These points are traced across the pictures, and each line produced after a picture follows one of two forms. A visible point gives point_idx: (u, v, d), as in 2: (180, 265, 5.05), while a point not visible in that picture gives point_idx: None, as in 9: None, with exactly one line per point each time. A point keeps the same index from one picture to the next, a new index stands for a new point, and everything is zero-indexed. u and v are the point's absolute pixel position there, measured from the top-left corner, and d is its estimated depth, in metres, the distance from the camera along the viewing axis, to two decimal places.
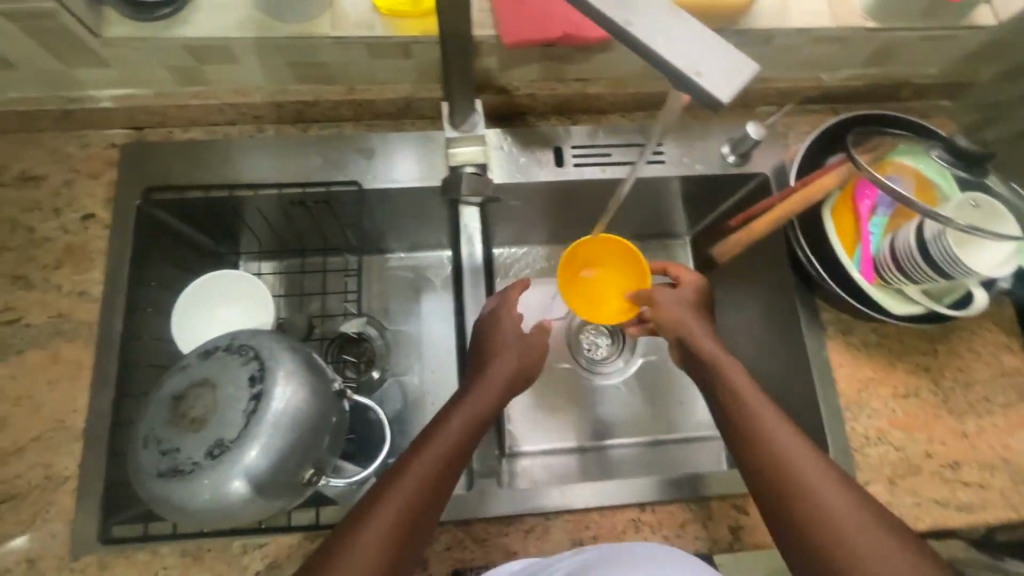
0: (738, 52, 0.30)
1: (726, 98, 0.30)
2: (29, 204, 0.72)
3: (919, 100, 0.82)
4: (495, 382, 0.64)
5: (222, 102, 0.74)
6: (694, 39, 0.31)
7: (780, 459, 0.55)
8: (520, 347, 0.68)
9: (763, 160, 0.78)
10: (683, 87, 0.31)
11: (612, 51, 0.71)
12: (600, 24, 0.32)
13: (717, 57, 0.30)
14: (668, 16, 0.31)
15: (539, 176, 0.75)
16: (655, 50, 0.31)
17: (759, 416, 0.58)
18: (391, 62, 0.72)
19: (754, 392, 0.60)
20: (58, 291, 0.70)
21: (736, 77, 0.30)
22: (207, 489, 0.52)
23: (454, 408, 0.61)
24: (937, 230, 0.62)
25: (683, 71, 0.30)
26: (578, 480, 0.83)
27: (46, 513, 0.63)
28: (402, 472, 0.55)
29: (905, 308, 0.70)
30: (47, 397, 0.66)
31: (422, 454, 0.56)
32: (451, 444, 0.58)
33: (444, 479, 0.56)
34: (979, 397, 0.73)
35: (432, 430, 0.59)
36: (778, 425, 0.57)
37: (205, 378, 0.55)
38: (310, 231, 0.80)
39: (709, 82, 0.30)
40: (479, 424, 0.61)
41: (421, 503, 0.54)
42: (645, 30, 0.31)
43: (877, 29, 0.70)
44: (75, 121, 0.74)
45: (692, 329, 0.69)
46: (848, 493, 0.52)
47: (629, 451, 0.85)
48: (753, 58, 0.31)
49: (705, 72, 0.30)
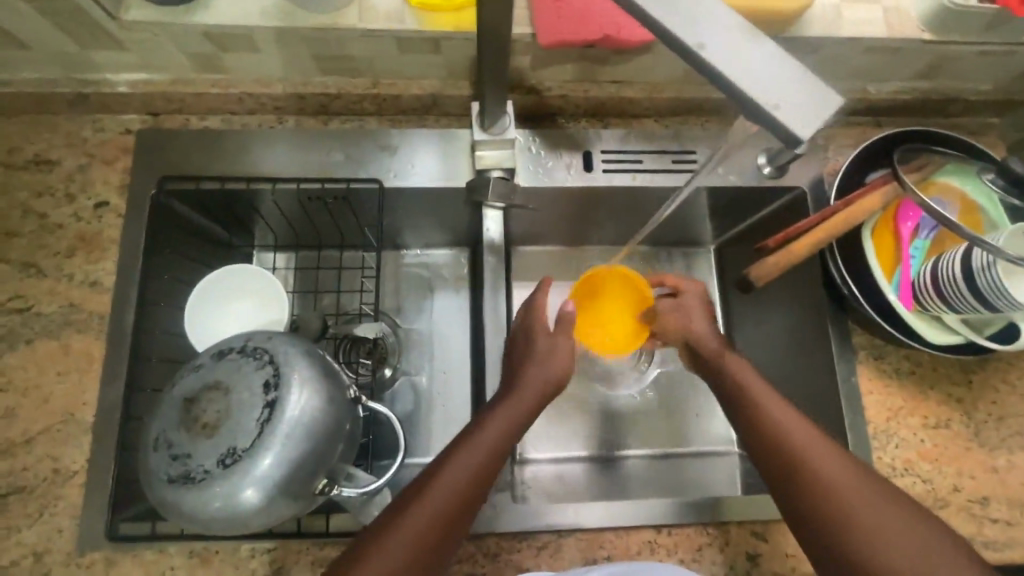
0: (817, 83, 0.30)
1: (804, 135, 0.29)
2: (42, 189, 0.71)
3: (969, 117, 0.78)
4: (524, 398, 0.61)
5: (242, 91, 0.72)
6: (771, 66, 0.30)
7: (796, 452, 0.54)
8: (544, 358, 0.64)
9: (800, 173, 0.75)
10: (757, 118, 0.30)
11: (652, 53, 0.68)
12: (664, 43, 0.31)
13: (797, 89, 0.30)
14: (741, 37, 0.30)
15: (568, 181, 0.72)
16: (729, 76, 0.30)
17: (766, 410, 0.57)
18: (419, 58, 0.70)
19: (760, 386, 0.59)
20: (70, 280, 0.69)
21: (818, 112, 0.29)
22: (219, 497, 0.51)
23: (478, 428, 0.58)
24: (987, 260, 0.59)
25: (760, 103, 0.29)
26: (593, 491, 0.81)
27: (53, 507, 0.62)
28: (441, 470, 0.54)
29: (943, 337, 0.68)
30: (57, 389, 0.65)
31: (460, 452, 0.55)
32: (474, 468, 0.54)
33: (472, 495, 0.54)
34: (1013, 432, 0.70)
35: (452, 450, 0.56)
36: (796, 427, 0.55)
37: (218, 382, 0.53)
38: (327, 226, 0.78)
39: (787, 117, 0.29)
40: (504, 446, 0.57)
41: (439, 532, 0.51)
42: (718, 53, 0.30)
43: (933, 42, 0.66)
44: (90, 104, 0.72)
45: (696, 327, 0.67)
46: (865, 480, 0.51)
47: (646, 463, 0.84)
48: (833, 91, 0.30)
49: (782, 103, 0.29)
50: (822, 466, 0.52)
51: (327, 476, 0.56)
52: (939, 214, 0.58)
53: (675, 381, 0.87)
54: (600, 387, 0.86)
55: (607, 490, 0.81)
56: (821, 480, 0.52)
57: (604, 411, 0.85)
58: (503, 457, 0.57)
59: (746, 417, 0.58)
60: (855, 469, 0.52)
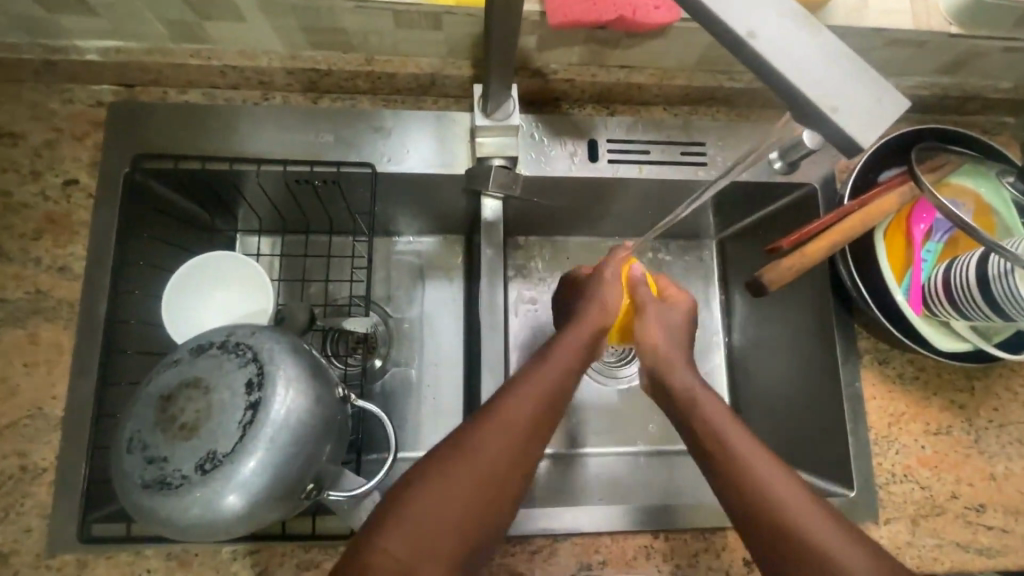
0: (883, 86, 0.28)
1: (864, 143, 0.28)
2: (6, 164, 0.65)
3: (985, 115, 0.76)
4: (563, 358, 0.58)
5: (224, 64, 0.67)
6: (835, 65, 0.28)
7: (753, 482, 0.51)
8: (603, 307, 0.63)
9: (812, 169, 0.72)
10: (813, 121, 0.29)
11: (667, 37, 0.64)
12: (716, 34, 0.30)
13: (860, 92, 0.28)
14: (799, 31, 0.29)
15: (571, 171, 0.69)
16: (785, 76, 0.29)
17: (727, 437, 0.55)
18: (418, 33, 0.65)
19: (726, 420, 0.56)
20: (37, 265, 0.64)
21: (880, 119, 0.28)
22: (198, 504, 0.47)
23: (508, 393, 0.53)
24: (1003, 269, 0.57)
25: (819, 108, 0.28)
26: (585, 491, 0.79)
27: (21, 505, 0.59)
28: (500, 407, 0.52)
29: (951, 344, 0.66)
30: (24, 382, 0.61)
31: (520, 391, 0.53)
32: (507, 440, 0.50)
33: (534, 435, 0.51)
34: (1013, 439, 0.69)
35: (480, 417, 0.51)
36: (766, 470, 0.52)
37: (197, 379, 0.50)
38: (315, 210, 0.74)
39: (848, 125, 0.28)
40: (561, 395, 0.55)
41: (477, 511, 0.47)
42: (772, 48, 0.28)
43: (960, 36, 0.63)
44: (57, 73, 0.67)
45: (675, 363, 0.62)
46: (834, 522, 0.48)
47: (617, 460, 0.81)
48: (900, 95, 0.29)
49: (842, 107, 0.28)
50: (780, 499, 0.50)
51: (315, 480, 0.53)
52: (952, 214, 0.55)
53: None
54: (594, 382, 0.84)
55: (572, 489, 0.78)
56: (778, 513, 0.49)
57: (596, 408, 0.83)
58: (546, 421, 0.53)
59: (708, 440, 0.55)
60: (821, 509, 0.49)
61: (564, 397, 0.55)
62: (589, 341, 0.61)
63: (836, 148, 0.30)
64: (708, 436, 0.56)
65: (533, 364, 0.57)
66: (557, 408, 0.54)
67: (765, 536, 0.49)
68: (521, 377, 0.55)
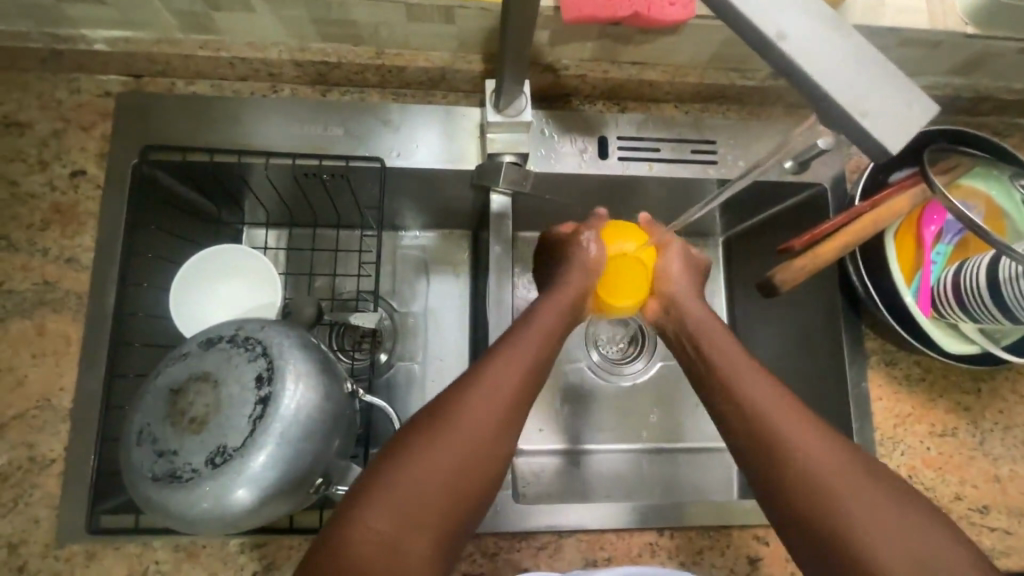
0: (913, 91, 0.29)
1: (892, 147, 0.29)
2: (13, 154, 0.65)
3: (998, 116, 0.75)
4: (542, 324, 0.57)
5: (233, 55, 0.66)
6: (866, 69, 0.29)
7: (758, 418, 0.51)
8: (585, 269, 0.63)
9: (823, 168, 0.72)
10: (844, 124, 0.30)
11: (680, 35, 0.63)
12: (743, 37, 0.30)
13: (890, 97, 0.29)
14: (833, 34, 0.30)
15: (580, 168, 0.68)
16: (817, 81, 0.29)
17: (749, 392, 0.53)
18: (430, 27, 0.64)
19: (743, 358, 0.56)
20: (44, 255, 0.64)
21: (908, 124, 0.29)
22: (208, 498, 0.47)
23: (492, 361, 0.53)
24: (1014, 272, 0.57)
25: (848, 113, 0.29)
26: (588, 488, 0.79)
27: (29, 496, 0.59)
28: (482, 375, 0.51)
29: (958, 346, 0.66)
30: (32, 373, 0.61)
31: (503, 357, 0.53)
32: (490, 413, 0.50)
33: (516, 403, 0.51)
34: (1018, 442, 0.70)
35: (461, 389, 0.51)
36: (771, 406, 0.51)
37: (206, 374, 0.50)
38: (323, 204, 0.74)
39: (877, 129, 0.29)
40: (541, 362, 0.55)
41: (459, 485, 0.47)
42: (801, 50, 0.29)
43: (975, 36, 0.62)
44: (64, 63, 0.66)
45: (684, 296, 0.64)
46: (856, 461, 0.47)
47: (620, 457, 0.81)
48: (930, 99, 0.29)
49: (871, 112, 0.29)
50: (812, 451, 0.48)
51: (323, 475, 0.53)
52: (964, 215, 0.54)
53: (676, 374, 0.85)
54: (597, 378, 0.84)
55: (577, 485, 0.79)
56: (805, 469, 0.47)
57: (600, 404, 0.83)
58: (530, 387, 0.53)
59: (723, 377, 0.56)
60: (828, 449, 0.48)
61: (545, 365, 0.55)
62: (571, 306, 0.61)
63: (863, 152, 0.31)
64: (728, 403, 0.53)
65: (511, 335, 0.56)
66: (539, 377, 0.54)
67: (790, 498, 0.47)
68: (505, 346, 0.54)
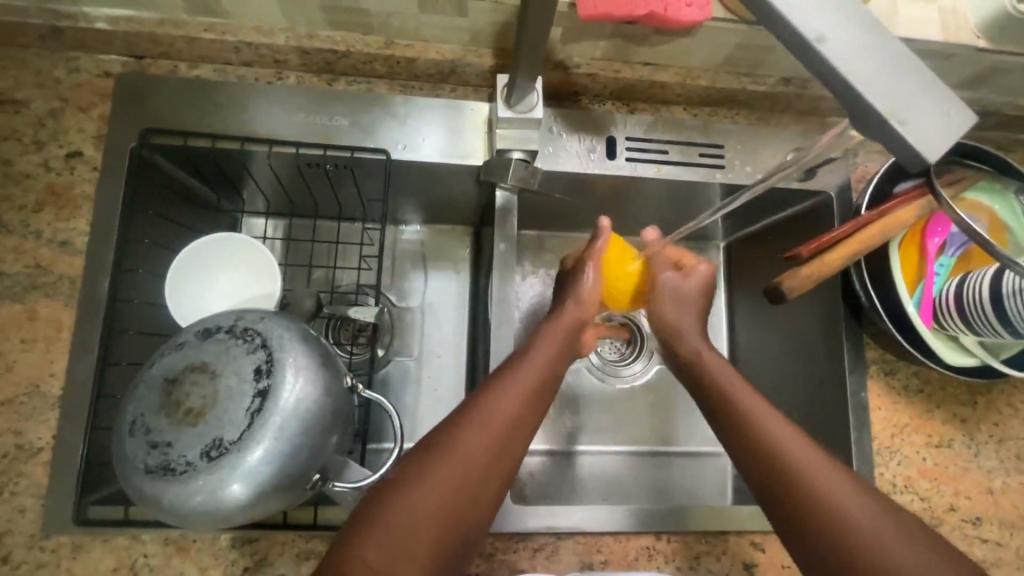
0: (946, 96, 0.31)
1: (924, 150, 0.31)
2: (8, 132, 0.63)
3: (1002, 131, 0.76)
4: (550, 350, 0.57)
5: (238, 40, 0.65)
6: (902, 76, 0.31)
7: (777, 455, 0.50)
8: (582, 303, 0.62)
9: (828, 178, 0.72)
10: (877, 129, 0.32)
11: (695, 36, 0.63)
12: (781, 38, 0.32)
13: (923, 104, 0.31)
14: (870, 40, 0.31)
15: (587, 168, 0.68)
16: (855, 86, 0.31)
17: (759, 422, 0.52)
18: (441, 18, 0.63)
19: (742, 387, 0.56)
20: (38, 238, 0.62)
21: (941, 129, 0.31)
22: (202, 491, 0.46)
23: (488, 390, 0.52)
24: (1017, 286, 0.57)
25: (887, 121, 0.31)
26: (600, 500, 0.77)
27: (15, 484, 0.57)
28: (491, 390, 0.52)
29: (960, 359, 0.66)
30: (21, 358, 0.60)
31: (513, 373, 0.53)
32: (496, 425, 0.49)
33: (525, 420, 0.51)
34: (1012, 455, 0.70)
35: (461, 416, 0.50)
36: (785, 438, 0.51)
37: (203, 364, 0.48)
38: (325, 194, 0.72)
39: (913, 135, 0.31)
40: (551, 377, 0.55)
41: (460, 504, 0.46)
42: (838, 55, 0.31)
43: (987, 50, 0.63)
44: (64, 41, 0.64)
45: (679, 326, 0.63)
46: (866, 495, 0.47)
47: (622, 459, 0.81)
48: (962, 103, 0.31)
49: (909, 120, 0.31)
50: (823, 483, 0.47)
51: (320, 470, 0.52)
52: (969, 228, 0.52)
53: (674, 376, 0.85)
54: (595, 378, 0.84)
55: (567, 486, 0.78)
56: (817, 506, 0.46)
57: (598, 407, 0.82)
58: (537, 407, 0.53)
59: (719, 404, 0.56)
60: (846, 477, 0.48)
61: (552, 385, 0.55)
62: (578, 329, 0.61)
63: (894, 156, 0.33)
64: (737, 429, 0.53)
65: (512, 361, 0.55)
66: (540, 402, 0.53)
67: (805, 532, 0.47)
68: (510, 367, 0.54)
